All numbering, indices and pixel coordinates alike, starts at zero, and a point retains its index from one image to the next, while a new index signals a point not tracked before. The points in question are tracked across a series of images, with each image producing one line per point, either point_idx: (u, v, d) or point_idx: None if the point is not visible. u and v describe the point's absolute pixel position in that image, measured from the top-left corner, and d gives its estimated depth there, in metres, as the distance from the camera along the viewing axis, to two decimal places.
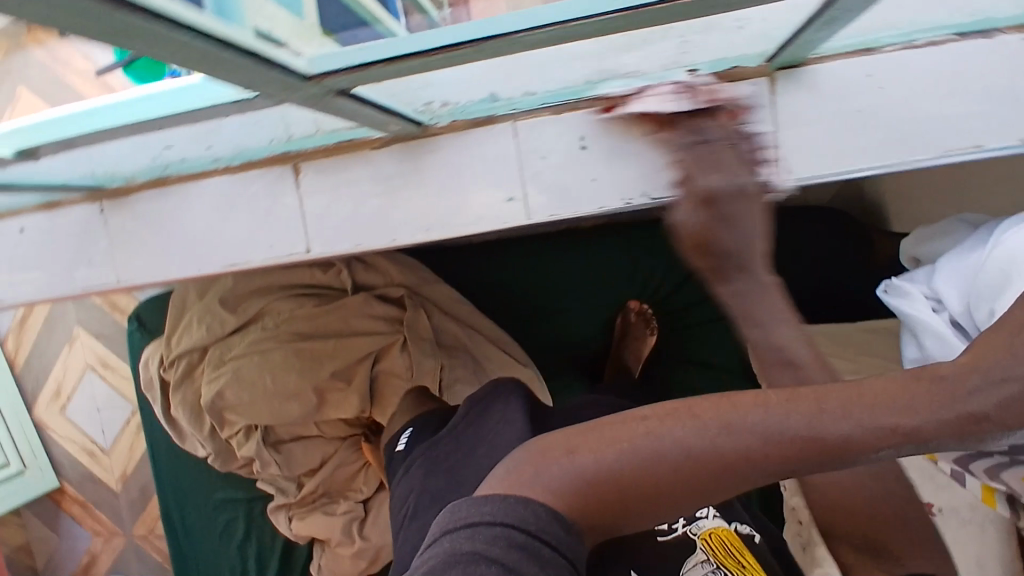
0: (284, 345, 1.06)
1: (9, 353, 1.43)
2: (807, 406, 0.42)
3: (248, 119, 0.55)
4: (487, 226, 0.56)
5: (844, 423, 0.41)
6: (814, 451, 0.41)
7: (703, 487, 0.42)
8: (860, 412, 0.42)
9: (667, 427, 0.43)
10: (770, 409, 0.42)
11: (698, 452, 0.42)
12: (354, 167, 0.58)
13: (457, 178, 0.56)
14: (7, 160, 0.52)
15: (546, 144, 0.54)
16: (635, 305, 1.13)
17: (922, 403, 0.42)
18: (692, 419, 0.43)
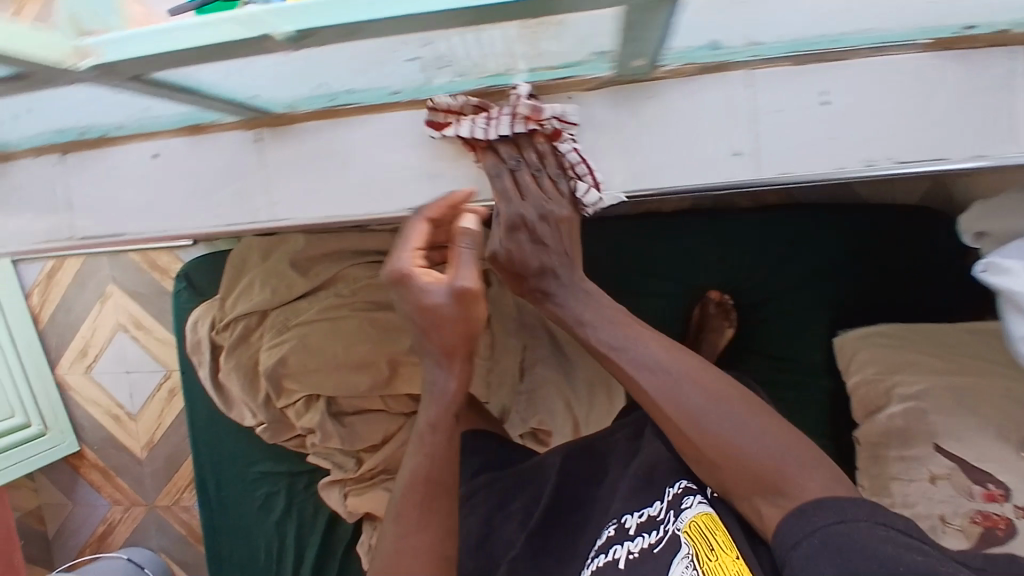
0: (358, 313, 1.02)
1: (33, 308, 1.36)
2: (422, 442, 0.58)
3: (450, 44, 0.48)
4: (706, 180, 0.52)
5: (433, 409, 0.59)
6: (449, 428, 0.59)
7: (428, 499, 0.56)
8: (435, 394, 0.59)
9: (383, 539, 0.56)
10: (411, 464, 0.58)
11: (402, 515, 0.55)
12: (564, 110, 0.53)
13: (679, 129, 0.52)
14: (277, 45, 0.36)
15: (784, 95, 0.51)
16: (716, 295, 1.05)
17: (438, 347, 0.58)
18: (390, 521, 0.56)
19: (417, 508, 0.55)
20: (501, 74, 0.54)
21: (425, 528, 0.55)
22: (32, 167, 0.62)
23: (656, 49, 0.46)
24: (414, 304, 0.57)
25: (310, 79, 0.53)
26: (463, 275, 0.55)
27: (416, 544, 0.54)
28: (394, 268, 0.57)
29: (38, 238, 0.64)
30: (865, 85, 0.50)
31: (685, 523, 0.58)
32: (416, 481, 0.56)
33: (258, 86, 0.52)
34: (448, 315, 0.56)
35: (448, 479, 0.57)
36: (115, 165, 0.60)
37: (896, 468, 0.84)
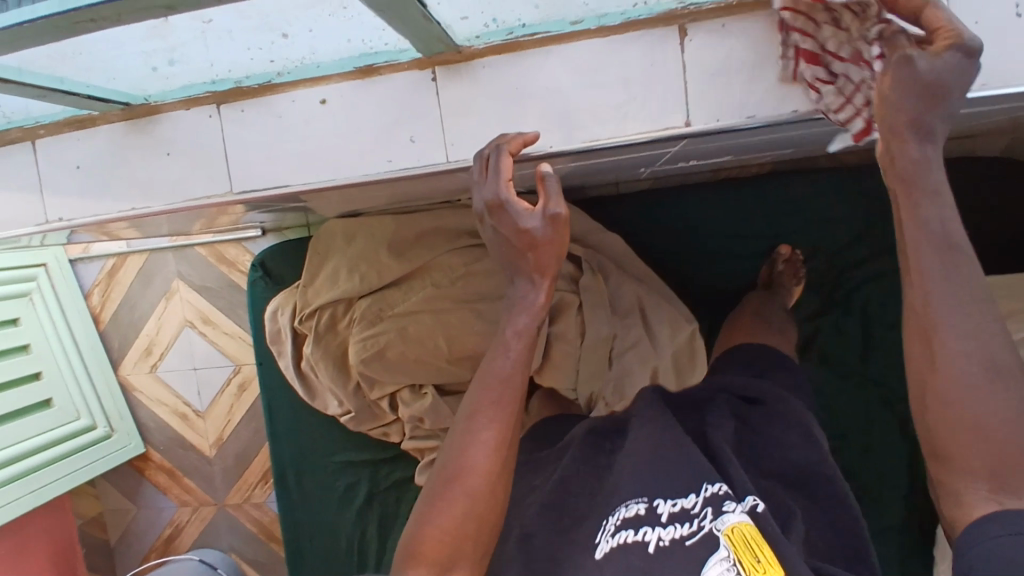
0: (456, 304, 1.02)
1: (94, 308, 1.33)
2: (509, 345, 0.57)
3: None
4: None
5: (520, 317, 0.58)
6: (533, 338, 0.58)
7: (507, 402, 0.55)
8: (525, 306, 0.58)
9: (453, 430, 0.55)
10: (496, 360, 0.57)
11: (475, 410, 0.54)
12: (761, 32, 0.51)
13: None
14: None
15: (982, 10, 0.51)
16: (784, 251, 1.05)
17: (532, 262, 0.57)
18: (464, 411, 0.55)
19: (479, 411, 0.54)
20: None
21: (492, 425, 0.53)
22: (181, 120, 0.60)
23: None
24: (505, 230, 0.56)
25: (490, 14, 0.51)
26: (554, 204, 0.55)
27: (480, 439, 0.53)
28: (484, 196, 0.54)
29: (187, 197, 0.62)
30: None
31: (727, 526, 0.55)
32: (490, 383, 0.55)
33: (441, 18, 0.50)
34: (541, 240, 0.56)
35: (521, 389, 0.56)
36: (276, 113, 0.58)
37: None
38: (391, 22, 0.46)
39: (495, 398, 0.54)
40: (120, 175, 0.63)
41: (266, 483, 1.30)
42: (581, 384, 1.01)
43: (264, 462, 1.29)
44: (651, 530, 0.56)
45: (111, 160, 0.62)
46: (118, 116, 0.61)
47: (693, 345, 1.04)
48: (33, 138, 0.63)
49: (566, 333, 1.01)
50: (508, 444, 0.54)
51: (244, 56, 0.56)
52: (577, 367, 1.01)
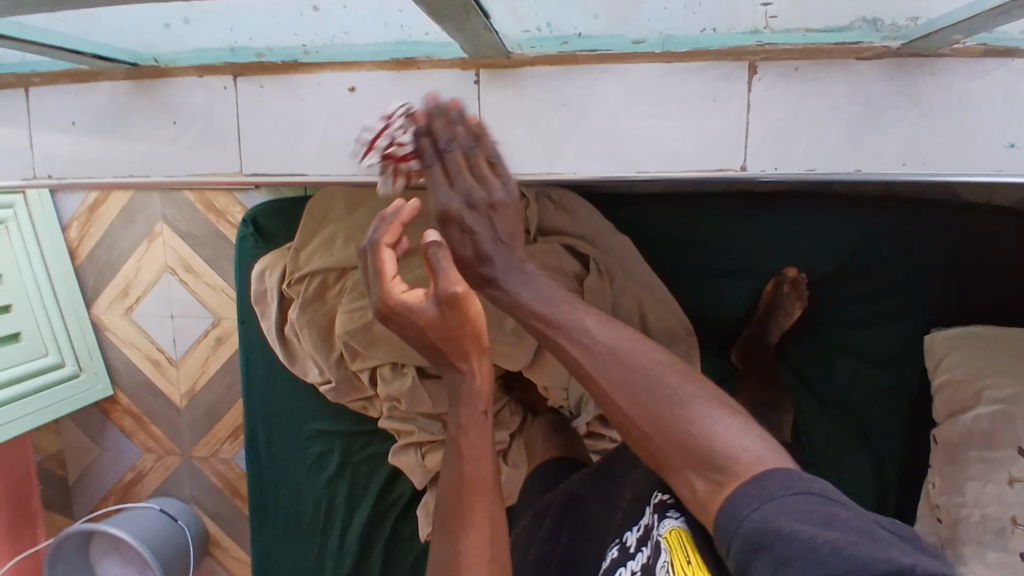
0: None
1: (72, 243, 1.28)
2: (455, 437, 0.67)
3: None
4: (973, 171, 0.51)
5: (466, 407, 0.66)
6: (474, 422, 0.66)
7: (467, 498, 0.65)
8: (466, 392, 0.66)
9: (438, 536, 0.66)
10: (448, 457, 0.67)
11: (449, 515, 0.65)
12: (832, 79, 0.51)
13: (959, 112, 0.50)
14: None
15: None
16: (792, 273, 1.03)
17: (456, 341, 0.63)
18: (444, 519, 0.65)
19: (459, 517, 0.65)
20: (780, 34, 0.50)
21: (467, 529, 0.64)
22: (195, 89, 0.58)
23: (981, 28, 0.45)
24: (415, 330, 0.63)
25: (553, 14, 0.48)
26: (447, 281, 0.60)
27: (459, 546, 0.63)
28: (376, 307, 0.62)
29: (192, 171, 0.61)
30: None
31: (663, 531, 0.60)
32: (459, 485, 0.65)
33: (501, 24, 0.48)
34: (446, 322, 0.61)
35: (486, 477, 0.66)
36: (298, 94, 0.56)
37: (974, 469, 0.90)
38: (448, 27, 0.45)
39: (467, 500, 0.65)
40: (126, 142, 0.61)
41: (236, 439, 1.27)
42: (572, 387, 1.00)
43: (236, 418, 1.26)
44: (626, 564, 0.64)
45: (118, 126, 0.60)
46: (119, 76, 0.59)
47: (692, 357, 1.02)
48: (25, 86, 0.61)
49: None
50: (490, 535, 0.65)
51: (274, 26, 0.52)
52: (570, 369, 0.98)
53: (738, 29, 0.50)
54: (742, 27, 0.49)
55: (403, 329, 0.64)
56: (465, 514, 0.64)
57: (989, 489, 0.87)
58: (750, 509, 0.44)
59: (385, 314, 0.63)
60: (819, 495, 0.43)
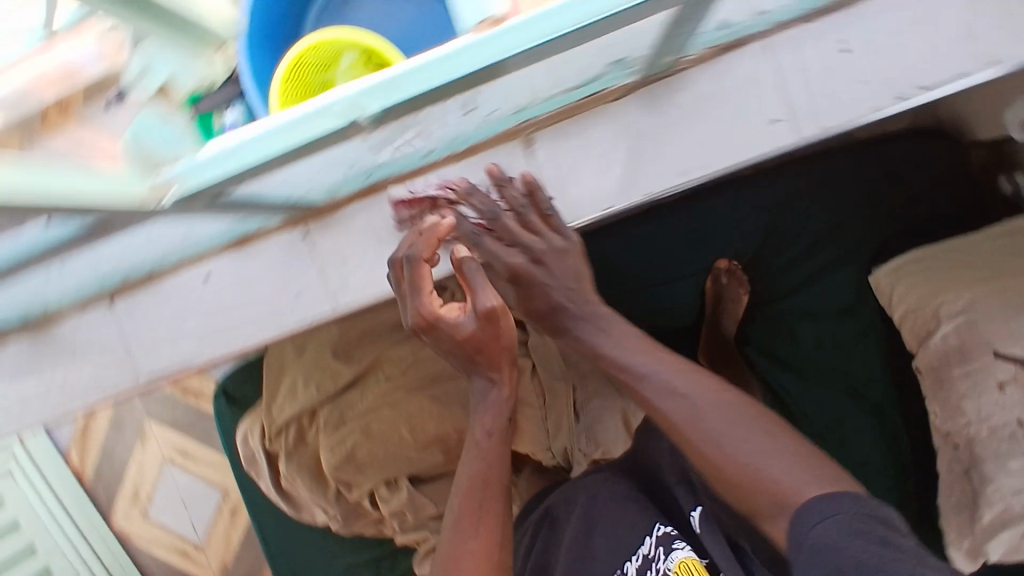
0: (415, 394, 1.03)
1: (76, 467, 1.33)
2: (477, 448, 0.72)
3: (456, 105, 0.52)
4: (759, 151, 0.69)
5: (487, 417, 0.74)
6: (505, 430, 0.74)
7: (489, 493, 0.71)
8: (495, 404, 0.74)
9: (458, 535, 0.68)
10: (473, 456, 0.72)
11: (468, 507, 0.70)
12: (596, 130, 0.70)
13: (731, 107, 0.67)
14: (359, 128, 0.42)
15: (806, 58, 0.65)
16: (723, 264, 1.12)
17: (497, 356, 0.71)
18: (470, 516, 0.69)
19: (470, 518, 0.69)
20: (540, 104, 0.57)
21: (478, 533, 0.68)
22: (87, 323, 0.77)
23: (682, 45, 0.56)
24: (448, 343, 0.67)
25: (331, 168, 0.56)
26: (484, 297, 0.65)
27: (468, 549, 0.67)
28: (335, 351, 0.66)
29: (106, 388, 0.79)
30: (884, 21, 0.63)
31: (674, 563, 0.70)
32: (470, 488, 0.70)
33: (287, 187, 0.55)
34: (482, 335, 0.67)
35: (498, 485, 0.71)
36: (169, 296, 0.76)
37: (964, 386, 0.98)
38: (240, 209, 0.54)
39: (480, 504, 0.70)
40: (53, 378, 0.78)
41: None
42: (554, 442, 1.04)
43: None
44: None
45: (40, 368, 0.78)
46: (22, 331, 0.77)
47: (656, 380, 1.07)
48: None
49: (528, 397, 1.03)
50: (493, 547, 0.68)
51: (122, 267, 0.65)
52: (545, 425, 1.04)
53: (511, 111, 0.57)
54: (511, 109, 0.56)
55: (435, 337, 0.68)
56: (477, 518, 0.69)
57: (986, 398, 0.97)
58: (815, 522, 0.50)
59: (423, 326, 0.66)
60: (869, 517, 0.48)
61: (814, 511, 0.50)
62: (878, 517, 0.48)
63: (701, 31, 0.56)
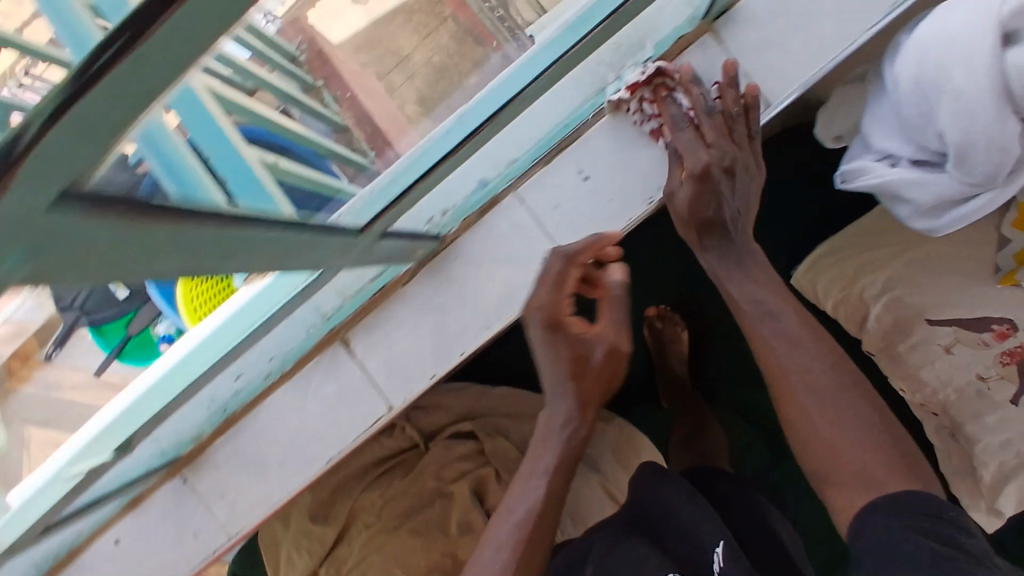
0: (395, 533, 1.01)
1: None
2: (540, 470, 0.75)
3: (258, 354, 0.88)
4: (535, 281, 0.83)
5: (552, 444, 0.76)
6: (568, 460, 0.76)
7: (540, 518, 0.73)
8: (556, 432, 0.77)
9: (492, 555, 0.71)
10: (534, 479, 0.75)
11: (516, 532, 0.72)
12: (395, 310, 0.85)
13: (507, 240, 0.83)
14: (112, 458, 0.86)
15: (563, 189, 0.82)
16: (651, 313, 1.14)
17: (590, 387, 0.75)
18: (508, 527, 0.72)
19: (524, 540, 0.71)
20: (337, 313, 0.86)
21: (511, 548, 0.71)
22: None
23: (431, 238, 0.84)
24: (576, 351, 0.74)
25: (199, 409, 0.90)
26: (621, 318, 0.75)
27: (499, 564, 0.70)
28: (546, 315, 0.74)
29: None
30: (608, 156, 0.81)
31: None
32: (528, 516, 0.73)
33: (171, 438, 0.91)
34: (602, 367, 0.75)
35: (552, 508, 0.74)
36: (97, 563, 0.94)
37: (915, 357, 1.03)
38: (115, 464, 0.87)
39: (531, 529, 0.72)
40: None
41: None
42: None
43: None
44: None
45: None
46: None
47: (632, 436, 1.10)
48: None
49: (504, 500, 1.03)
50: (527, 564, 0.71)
51: (53, 548, 0.92)
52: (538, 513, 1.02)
53: (315, 329, 0.87)
54: (311, 328, 0.86)
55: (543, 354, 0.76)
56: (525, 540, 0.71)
57: (939, 364, 1.02)
58: (879, 518, 0.59)
59: (550, 320, 0.74)
60: (931, 516, 0.58)
61: (878, 511, 0.60)
62: (947, 519, 0.58)
63: (461, 195, 0.85)
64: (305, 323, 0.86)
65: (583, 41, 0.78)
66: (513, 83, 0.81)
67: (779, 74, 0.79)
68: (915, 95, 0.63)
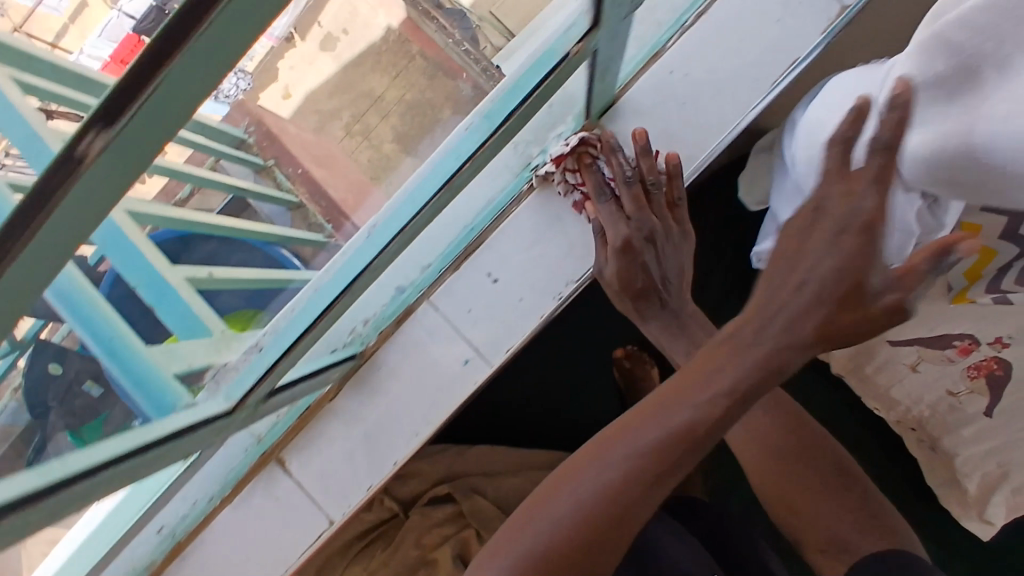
0: None
1: None
2: (675, 403, 0.53)
3: (200, 476, 0.83)
4: (455, 385, 0.83)
5: (703, 394, 0.53)
6: (715, 423, 0.52)
7: (645, 486, 0.52)
8: (740, 364, 0.52)
9: (577, 487, 0.54)
10: (660, 418, 0.53)
11: (609, 490, 0.53)
12: (326, 422, 0.83)
13: (421, 349, 0.83)
14: None
15: (472, 291, 0.83)
16: (619, 354, 1.15)
17: (849, 311, 0.52)
18: (592, 473, 0.54)
19: (621, 508, 0.53)
20: (273, 430, 0.84)
21: (594, 496, 0.53)
22: None
23: (348, 360, 0.83)
24: (851, 281, 0.51)
25: (153, 533, 0.83)
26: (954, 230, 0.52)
27: (571, 513, 0.53)
28: (861, 216, 0.51)
29: None
30: (515, 249, 0.83)
31: None
32: (653, 464, 0.52)
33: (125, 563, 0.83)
34: (867, 319, 0.52)
35: (665, 479, 0.53)
36: None
37: (884, 376, 1.05)
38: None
39: (637, 489, 0.52)
40: None
41: None
42: None
43: None
44: None
45: None
46: None
47: None
48: None
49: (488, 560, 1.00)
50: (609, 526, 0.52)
51: None
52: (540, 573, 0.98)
53: (250, 448, 0.84)
54: (247, 447, 0.84)
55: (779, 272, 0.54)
56: (626, 514, 0.53)
57: (908, 381, 1.03)
58: None
59: (863, 226, 0.51)
60: None
61: None
62: None
63: (381, 303, 0.86)
64: (241, 442, 0.83)
65: (478, 152, 0.78)
66: (414, 204, 0.79)
67: (675, 144, 0.82)
68: (802, 169, 0.70)
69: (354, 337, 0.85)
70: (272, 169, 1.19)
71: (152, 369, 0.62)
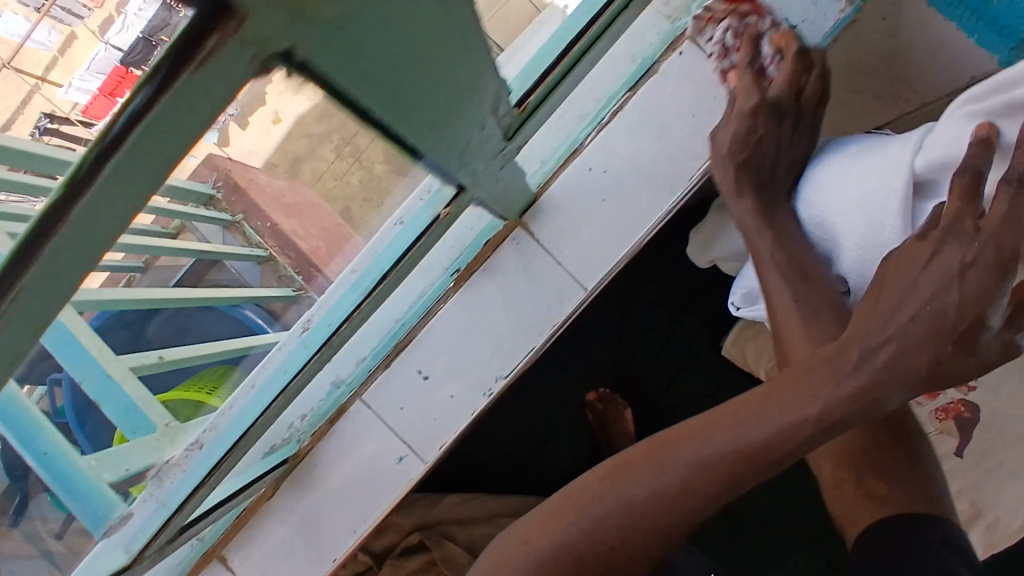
0: None
1: None
2: (770, 403, 0.53)
3: None
4: (388, 482, 0.81)
5: (819, 398, 0.52)
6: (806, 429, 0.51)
7: (719, 481, 0.53)
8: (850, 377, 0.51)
9: (632, 482, 0.56)
10: (761, 422, 0.53)
11: (662, 491, 0.54)
12: (264, 521, 0.82)
13: (354, 445, 0.81)
14: None
15: (402, 388, 0.81)
16: (591, 397, 1.16)
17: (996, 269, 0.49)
18: (652, 469, 0.55)
19: (682, 496, 0.54)
20: (211, 533, 0.82)
21: (651, 489, 0.55)
22: None
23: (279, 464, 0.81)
24: (971, 315, 0.49)
25: None
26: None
27: (625, 500, 0.55)
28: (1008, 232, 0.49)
29: None
30: (447, 339, 0.80)
31: None
32: (739, 461, 0.52)
33: None
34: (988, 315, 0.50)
35: (744, 479, 0.53)
36: None
37: None
38: None
39: (713, 483, 0.53)
40: None
41: None
42: None
43: None
44: None
45: None
46: None
47: None
48: None
49: None
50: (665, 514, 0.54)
51: None
52: None
53: (192, 550, 0.82)
54: (188, 550, 0.82)
55: (891, 296, 0.52)
56: (679, 513, 0.54)
57: None
58: None
59: (1008, 253, 0.49)
60: None
61: None
62: None
63: (316, 400, 0.82)
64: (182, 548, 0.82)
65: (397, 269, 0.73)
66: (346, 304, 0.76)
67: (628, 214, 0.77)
68: (813, 233, 0.66)
69: (284, 441, 0.82)
70: (241, 225, 1.18)
71: (80, 478, 0.59)
